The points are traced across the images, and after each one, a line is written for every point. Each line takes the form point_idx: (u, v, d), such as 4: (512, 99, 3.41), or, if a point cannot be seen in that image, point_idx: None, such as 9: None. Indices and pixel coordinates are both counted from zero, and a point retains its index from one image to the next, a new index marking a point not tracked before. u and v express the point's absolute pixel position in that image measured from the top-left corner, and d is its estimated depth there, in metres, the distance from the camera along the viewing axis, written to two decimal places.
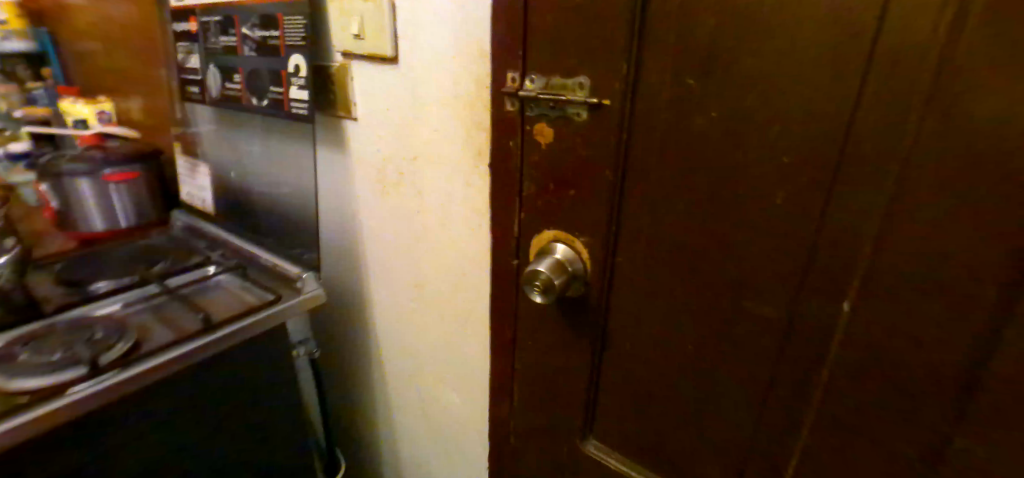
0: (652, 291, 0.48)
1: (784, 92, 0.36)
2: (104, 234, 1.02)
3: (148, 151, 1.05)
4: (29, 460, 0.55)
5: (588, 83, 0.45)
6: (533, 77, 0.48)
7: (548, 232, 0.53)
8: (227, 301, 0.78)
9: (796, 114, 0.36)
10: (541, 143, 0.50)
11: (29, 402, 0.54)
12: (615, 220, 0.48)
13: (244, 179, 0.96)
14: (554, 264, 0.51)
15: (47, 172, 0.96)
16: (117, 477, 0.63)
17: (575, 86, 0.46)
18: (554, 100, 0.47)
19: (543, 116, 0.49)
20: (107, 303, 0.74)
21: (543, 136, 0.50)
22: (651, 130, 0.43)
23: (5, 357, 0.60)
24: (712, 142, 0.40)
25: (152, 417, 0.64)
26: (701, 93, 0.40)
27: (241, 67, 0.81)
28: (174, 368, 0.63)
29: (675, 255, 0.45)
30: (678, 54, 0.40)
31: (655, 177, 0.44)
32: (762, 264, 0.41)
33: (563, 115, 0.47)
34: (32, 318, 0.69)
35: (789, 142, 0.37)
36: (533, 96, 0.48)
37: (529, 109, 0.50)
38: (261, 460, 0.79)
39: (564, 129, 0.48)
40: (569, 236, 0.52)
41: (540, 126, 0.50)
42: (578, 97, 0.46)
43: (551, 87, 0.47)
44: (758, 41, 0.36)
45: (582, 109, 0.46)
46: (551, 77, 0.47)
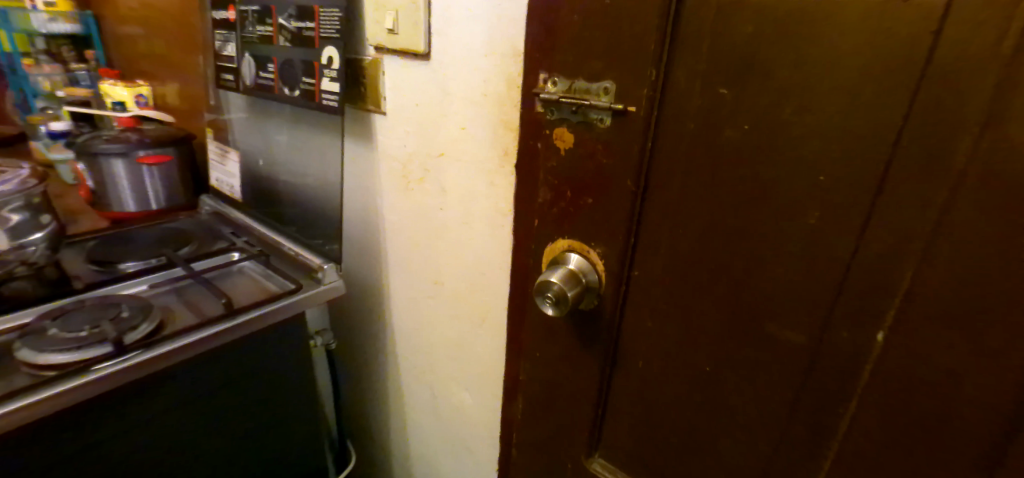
0: (669, 307, 0.47)
1: (821, 107, 0.34)
2: (136, 214, 1.05)
3: (181, 135, 1.07)
4: (57, 431, 0.57)
5: (613, 88, 0.43)
6: (555, 80, 0.47)
7: (562, 241, 0.52)
8: (249, 288, 0.79)
9: (832, 131, 0.34)
10: (560, 148, 0.49)
11: (57, 376, 0.55)
12: (634, 233, 0.47)
13: (271, 167, 0.97)
14: (567, 275, 0.49)
15: (83, 151, 0.99)
16: (138, 454, 0.64)
17: (598, 91, 0.44)
18: (576, 103, 0.45)
19: (563, 121, 0.47)
20: (134, 283, 0.76)
21: (563, 142, 0.48)
22: (677, 140, 0.42)
23: (36, 330, 0.62)
24: (741, 156, 0.39)
25: (174, 397, 0.65)
26: (731, 104, 0.38)
27: (276, 57, 0.82)
28: (195, 350, 0.63)
29: (694, 272, 0.44)
30: (710, 62, 0.38)
31: (679, 189, 0.43)
32: (787, 286, 0.39)
33: (584, 120, 0.46)
34: (64, 294, 0.71)
35: (823, 159, 0.35)
36: (555, 99, 0.47)
37: (549, 112, 0.48)
38: (275, 447, 0.80)
39: (584, 134, 0.46)
40: (584, 246, 0.50)
41: (558, 131, 0.48)
42: (601, 102, 0.44)
43: (574, 91, 0.46)
44: (796, 51, 0.34)
45: (605, 116, 0.44)
46: (574, 80, 0.46)
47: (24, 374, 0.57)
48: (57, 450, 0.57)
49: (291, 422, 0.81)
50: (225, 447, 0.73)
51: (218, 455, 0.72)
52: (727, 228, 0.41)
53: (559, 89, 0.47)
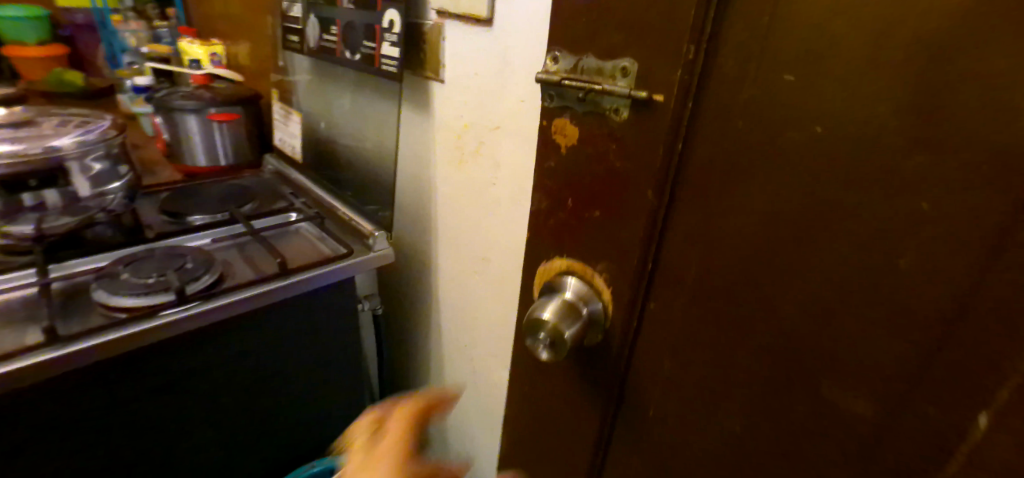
0: (685, 352, 0.37)
1: (938, 112, 0.23)
2: (205, 170, 1.10)
3: (249, 95, 1.10)
4: (108, 376, 0.60)
5: (632, 69, 0.34)
6: (558, 55, 0.38)
7: (560, 261, 0.43)
8: (303, 249, 0.81)
9: (951, 143, 0.23)
10: (559, 144, 0.40)
11: (126, 320, 0.59)
12: (651, 258, 0.37)
13: (332, 130, 0.98)
14: (565, 308, 0.40)
15: (161, 106, 1.04)
16: (189, 403, 0.68)
17: (611, 72, 0.35)
18: (582, 85, 0.36)
19: (566, 109, 0.39)
20: (199, 236, 0.80)
21: (563, 135, 0.40)
22: (717, 142, 0.31)
23: (109, 274, 0.66)
24: (804, 171, 0.28)
25: (226, 351, 0.68)
26: (798, 97, 0.27)
27: (339, 19, 0.81)
28: (248, 306, 0.66)
29: (723, 315, 0.34)
30: (768, 39, 0.28)
31: (713, 207, 0.33)
32: (853, 354, 0.29)
33: (589, 106, 0.37)
34: (138, 242, 0.75)
35: (928, 184, 0.24)
36: (557, 81, 0.38)
37: (545, 93, 0.40)
38: (319, 406, 0.83)
39: (592, 126, 0.37)
40: (587, 269, 0.41)
41: (556, 118, 0.40)
42: (616, 87, 0.35)
43: (583, 71, 0.37)
44: (904, 25, 0.24)
45: (622, 105, 0.35)
46: (581, 57, 0.37)
47: (99, 314, 0.62)
48: (101, 396, 0.60)
49: (328, 387, 0.82)
50: (262, 407, 0.75)
51: (255, 414, 0.75)
52: (773, 266, 0.30)
53: (561, 66, 0.38)
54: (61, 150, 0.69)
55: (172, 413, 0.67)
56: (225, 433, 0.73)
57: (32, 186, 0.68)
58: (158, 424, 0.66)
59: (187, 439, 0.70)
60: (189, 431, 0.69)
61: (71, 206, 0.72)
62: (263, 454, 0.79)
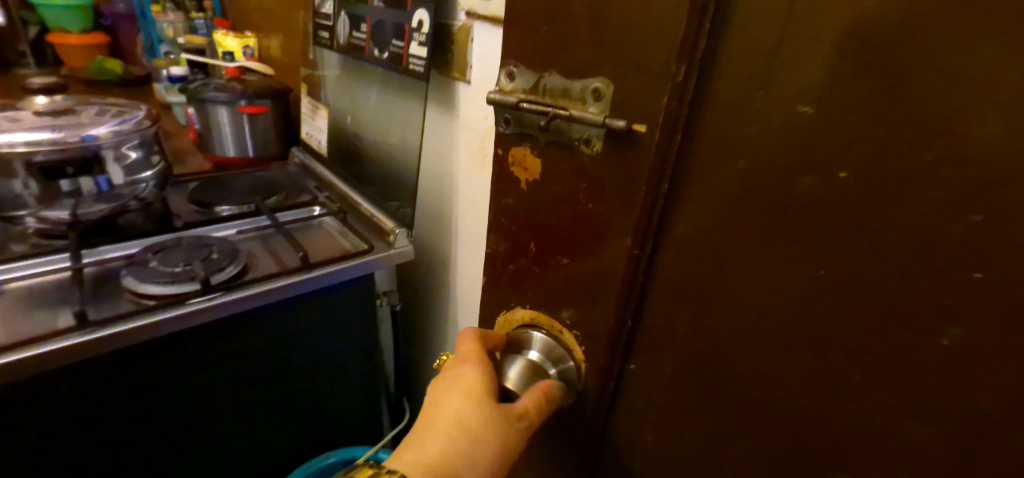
0: (687, 362, 0.38)
1: (934, 151, 0.24)
2: (234, 160, 1.13)
3: (279, 88, 1.11)
4: (132, 362, 0.61)
5: (605, 91, 0.34)
6: (518, 75, 0.39)
7: (527, 311, 0.48)
8: (325, 243, 0.82)
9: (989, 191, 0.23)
10: (524, 176, 0.42)
11: (156, 306, 0.61)
12: (667, 277, 0.37)
13: (358, 126, 1.00)
14: (531, 369, 0.46)
15: (194, 98, 1.06)
16: (211, 391, 0.69)
17: (578, 96, 0.36)
18: (548, 107, 0.38)
19: (530, 137, 0.40)
20: (226, 227, 0.82)
21: (527, 169, 0.42)
22: (715, 170, 0.32)
23: (139, 262, 0.68)
24: (803, 200, 0.29)
25: (249, 341, 0.70)
26: (798, 130, 0.28)
27: (369, 17, 0.81)
28: (270, 297, 0.67)
29: (728, 330, 0.35)
30: (770, 70, 0.28)
31: (713, 230, 0.33)
32: (854, 375, 0.30)
33: (559, 133, 0.38)
34: (166, 230, 0.78)
35: (925, 219, 0.25)
36: (517, 105, 0.39)
37: (506, 115, 0.41)
38: (336, 398, 0.84)
39: (558, 161, 0.40)
40: (554, 322, 0.45)
41: (520, 149, 0.42)
42: (586, 113, 0.35)
43: (547, 94, 0.38)
44: (904, 64, 0.24)
45: (596, 135, 0.36)
46: (544, 76, 0.38)
47: (127, 300, 0.64)
48: (125, 381, 0.62)
49: (343, 382, 0.83)
50: (278, 397, 0.77)
51: (270, 404, 0.76)
52: (772, 288, 0.31)
53: (523, 86, 0.39)
54: (98, 140, 0.71)
55: (190, 400, 0.68)
56: (244, 424, 0.75)
57: (70, 175, 0.71)
58: (180, 411, 0.68)
59: (204, 427, 0.71)
60: (206, 420, 0.70)
61: (104, 194, 0.74)
62: (277, 444, 0.81)
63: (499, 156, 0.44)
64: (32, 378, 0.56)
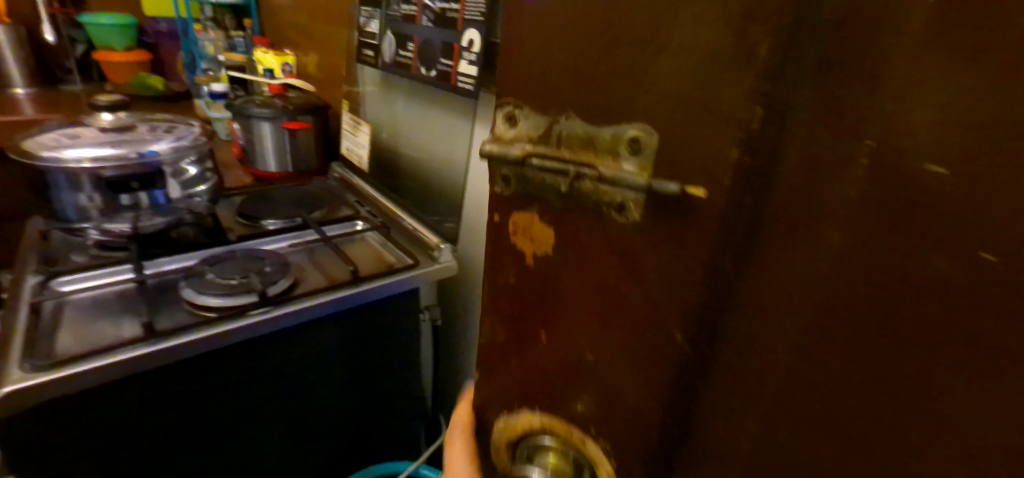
0: None
1: None
2: (275, 174, 1.16)
3: (318, 104, 1.14)
4: (178, 375, 0.61)
5: (648, 139, 0.21)
6: (515, 111, 0.25)
7: (529, 415, 0.29)
8: (369, 257, 0.83)
9: None
10: (521, 259, 0.27)
11: (213, 319, 0.62)
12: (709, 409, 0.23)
13: (397, 141, 1.02)
14: None
15: (239, 113, 1.09)
16: (255, 406, 0.70)
17: (606, 146, 0.22)
18: (564, 161, 0.23)
19: (529, 207, 0.26)
20: (276, 240, 0.84)
21: (533, 240, 0.26)
22: (803, 264, 0.19)
23: (195, 274, 0.69)
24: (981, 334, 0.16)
25: (295, 355, 0.70)
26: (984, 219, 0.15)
27: (416, 36, 0.83)
28: (320, 311, 0.68)
29: None
30: (903, 103, 0.15)
31: (790, 359, 0.20)
32: None
33: (579, 196, 0.23)
34: (218, 243, 0.79)
35: None
36: (514, 157, 0.25)
37: (503, 170, 0.26)
38: (374, 413, 0.84)
39: (580, 243, 0.24)
40: (571, 429, 0.27)
41: (522, 214, 0.26)
42: (622, 172, 0.21)
43: (559, 143, 0.24)
44: None
45: (635, 202, 0.21)
46: (554, 115, 0.23)
47: (185, 311, 0.65)
48: (170, 395, 0.62)
49: (383, 394, 0.83)
50: (318, 411, 0.76)
51: (310, 418, 0.76)
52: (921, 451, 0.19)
53: (527, 131, 0.25)
54: (159, 156, 0.73)
55: (231, 415, 0.68)
56: (285, 438, 0.75)
57: (135, 189, 0.74)
58: (223, 427, 0.68)
59: (243, 443, 0.70)
60: (246, 437, 0.70)
61: (161, 207, 0.77)
62: (314, 461, 0.80)
63: (496, 224, 0.28)
64: (90, 390, 0.56)
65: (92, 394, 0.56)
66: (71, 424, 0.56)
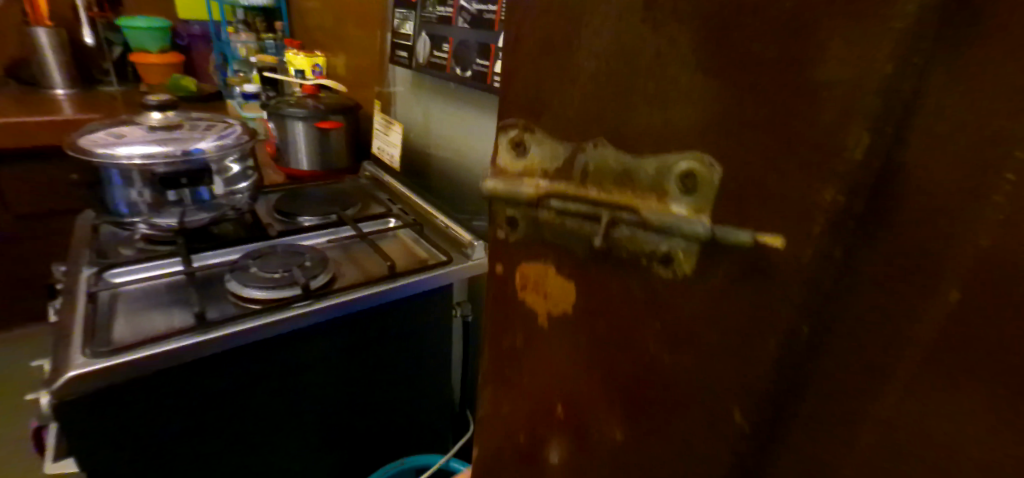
0: None
1: None
2: (307, 173, 1.18)
3: (350, 104, 1.16)
4: (225, 364, 0.63)
5: (702, 174, 0.18)
6: (523, 140, 0.23)
7: None
8: (403, 253, 0.85)
9: None
10: (546, 301, 0.26)
11: (259, 310, 0.64)
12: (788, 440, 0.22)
13: (428, 141, 1.04)
14: None
15: (274, 113, 1.12)
16: (295, 395, 0.71)
17: (647, 184, 0.20)
18: (591, 202, 0.22)
19: (561, 250, 0.24)
20: (314, 235, 0.86)
21: (547, 296, 0.26)
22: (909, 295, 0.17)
23: (240, 267, 0.72)
24: None
25: (334, 347, 0.72)
26: None
27: (451, 37, 0.84)
28: (359, 305, 0.69)
29: None
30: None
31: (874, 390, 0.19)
32: None
33: (614, 244, 0.22)
34: (258, 238, 0.82)
35: None
36: (534, 196, 0.23)
37: (510, 212, 0.25)
38: (408, 406, 0.85)
39: (603, 290, 0.23)
40: None
41: (534, 265, 0.26)
42: (676, 216, 0.19)
43: (581, 176, 0.22)
44: None
45: (685, 254, 0.20)
46: (579, 145, 0.21)
47: (231, 302, 0.68)
48: (217, 383, 0.64)
49: (415, 389, 0.85)
50: (354, 404, 0.78)
51: (346, 411, 0.77)
52: None
53: (540, 162, 0.23)
54: (204, 153, 0.76)
55: (272, 405, 0.70)
56: (322, 429, 0.76)
57: (184, 184, 0.76)
58: (264, 416, 0.70)
59: (282, 433, 0.72)
60: (284, 425, 0.72)
61: (206, 203, 0.79)
62: (348, 453, 0.82)
63: (500, 274, 0.28)
64: (144, 376, 0.58)
65: (145, 380, 0.58)
66: (127, 408, 0.59)
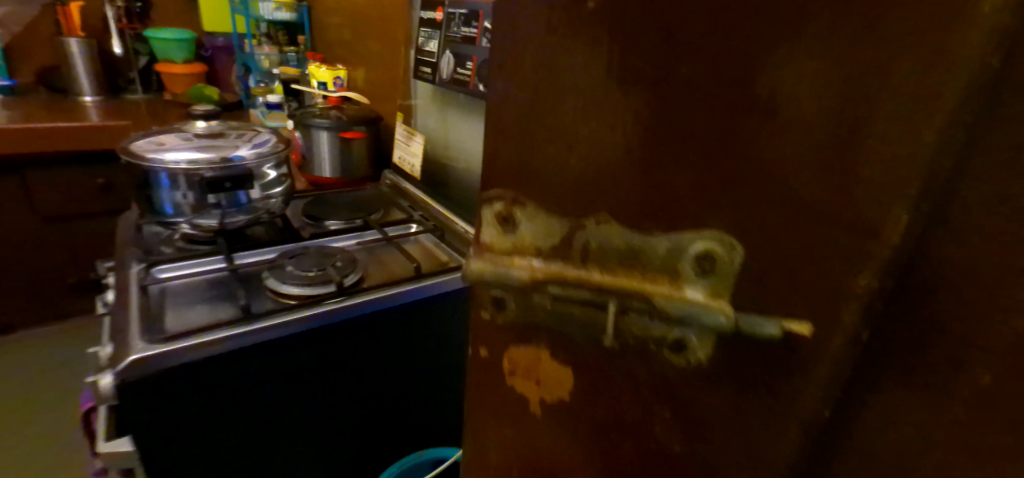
0: None
1: None
2: (330, 180, 1.24)
3: (372, 116, 1.22)
4: (261, 358, 0.67)
5: (720, 254, 0.21)
6: (518, 221, 0.26)
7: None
8: (426, 256, 0.91)
9: None
10: (544, 374, 0.29)
11: (298, 305, 0.70)
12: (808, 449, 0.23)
13: (448, 150, 1.09)
14: None
15: (301, 122, 1.18)
16: (324, 390, 0.75)
17: (657, 267, 0.23)
18: (595, 288, 0.24)
19: (560, 328, 0.27)
20: (343, 238, 0.91)
21: (539, 381, 0.30)
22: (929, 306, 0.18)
23: (277, 266, 0.77)
24: None
25: (362, 344, 0.76)
26: None
27: (476, 55, 0.90)
28: (388, 303, 0.75)
29: None
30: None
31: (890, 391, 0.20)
32: None
33: (617, 331, 0.25)
34: (291, 240, 0.87)
35: None
36: (530, 279, 0.26)
37: (501, 292, 0.28)
38: (427, 402, 0.89)
39: (604, 365, 0.26)
40: None
41: (523, 352, 0.29)
42: (688, 300, 0.22)
43: (580, 260, 0.25)
44: None
45: (700, 343, 0.22)
46: (575, 230, 0.24)
47: (269, 298, 0.73)
48: (254, 377, 0.68)
49: (434, 387, 0.89)
50: (374, 400, 0.82)
51: (363, 408, 0.81)
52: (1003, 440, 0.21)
53: (532, 240, 0.26)
54: (245, 160, 0.82)
55: (299, 400, 0.74)
56: (347, 421, 0.81)
57: (228, 188, 0.81)
58: (295, 408, 0.74)
59: (306, 430, 0.77)
60: (311, 417, 0.76)
61: (243, 206, 0.85)
62: (363, 450, 0.85)
63: (484, 359, 0.32)
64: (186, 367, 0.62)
65: (185, 377, 0.62)
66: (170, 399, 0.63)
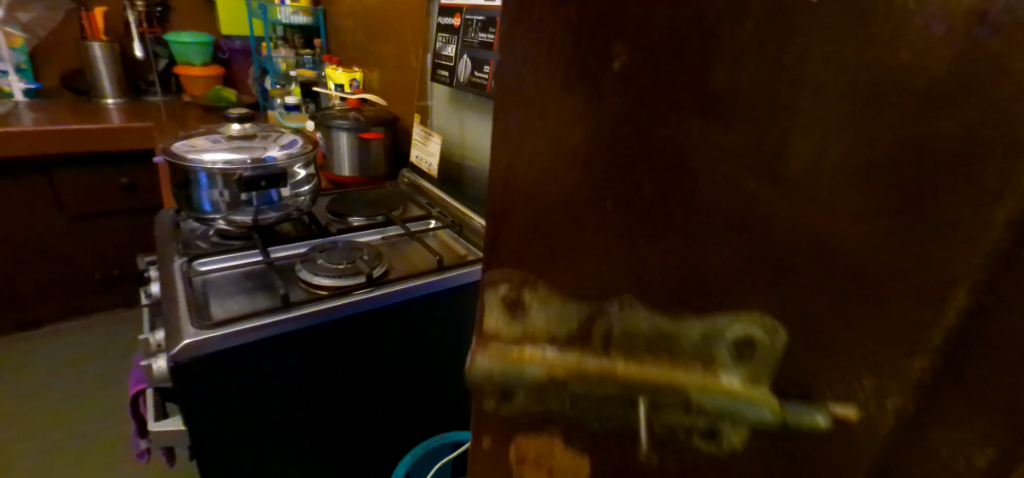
0: None
1: None
2: (350, 179, 1.29)
3: (389, 117, 1.27)
4: (292, 346, 0.72)
5: (763, 342, 0.27)
6: (532, 311, 0.33)
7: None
8: (445, 249, 0.96)
9: None
10: (550, 452, 0.36)
11: (333, 294, 0.76)
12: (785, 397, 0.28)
13: (464, 146, 1.14)
14: None
15: (322, 123, 1.22)
16: (351, 376, 0.81)
17: (693, 354, 0.29)
18: (624, 377, 0.31)
19: (591, 413, 0.33)
20: (367, 233, 0.97)
21: (548, 463, 0.37)
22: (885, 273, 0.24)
23: (308, 259, 0.82)
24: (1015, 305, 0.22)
25: (386, 334, 0.81)
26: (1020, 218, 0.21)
27: (493, 60, 0.95)
28: (412, 293, 0.80)
29: None
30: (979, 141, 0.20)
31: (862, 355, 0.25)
32: None
33: (656, 418, 0.31)
34: (319, 235, 0.93)
35: None
36: (551, 369, 0.33)
37: (521, 386, 0.35)
38: (445, 389, 0.94)
39: (622, 438, 0.33)
40: None
41: (536, 442, 0.37)
42: (727, 382, 0.28)
43: (603, 349, 0.31)
44: None
45: (735, 429, 0.29)
46: (597, 320, 0.31)
47: (302, 288, 0.79)
48: (288, 363, 0.73)
49: (452, 375, 0.93)
50: (396, 386, 0.87)
51: (386, 396, 0.87)
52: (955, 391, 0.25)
53: (547, 330, 0.33)
54: (277, 160, 0.87)
55: (328, 386, 0.79)
56: (371, 406, 0.85)
57: (262, 186, 0.86)
58: (324, 392, 0.79)
59: (336, 418, 0.82)
60: (339, 402, 0.81)
61: (275, 203, 0.90)
62: (387, 435, 0.91)
63: (488, 447, 0.40)
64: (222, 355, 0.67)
65: (226, 365, 0.68)
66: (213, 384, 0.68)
